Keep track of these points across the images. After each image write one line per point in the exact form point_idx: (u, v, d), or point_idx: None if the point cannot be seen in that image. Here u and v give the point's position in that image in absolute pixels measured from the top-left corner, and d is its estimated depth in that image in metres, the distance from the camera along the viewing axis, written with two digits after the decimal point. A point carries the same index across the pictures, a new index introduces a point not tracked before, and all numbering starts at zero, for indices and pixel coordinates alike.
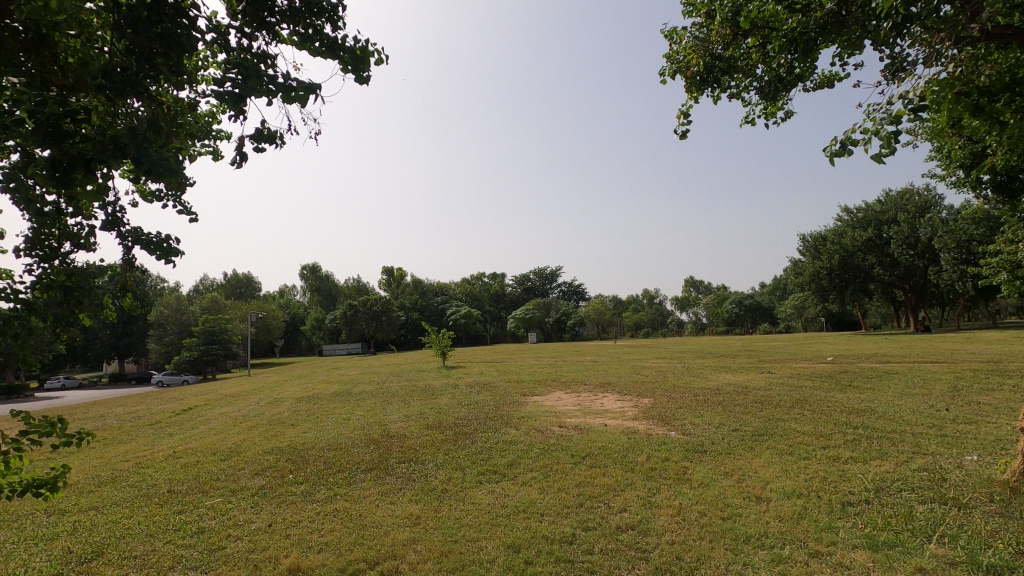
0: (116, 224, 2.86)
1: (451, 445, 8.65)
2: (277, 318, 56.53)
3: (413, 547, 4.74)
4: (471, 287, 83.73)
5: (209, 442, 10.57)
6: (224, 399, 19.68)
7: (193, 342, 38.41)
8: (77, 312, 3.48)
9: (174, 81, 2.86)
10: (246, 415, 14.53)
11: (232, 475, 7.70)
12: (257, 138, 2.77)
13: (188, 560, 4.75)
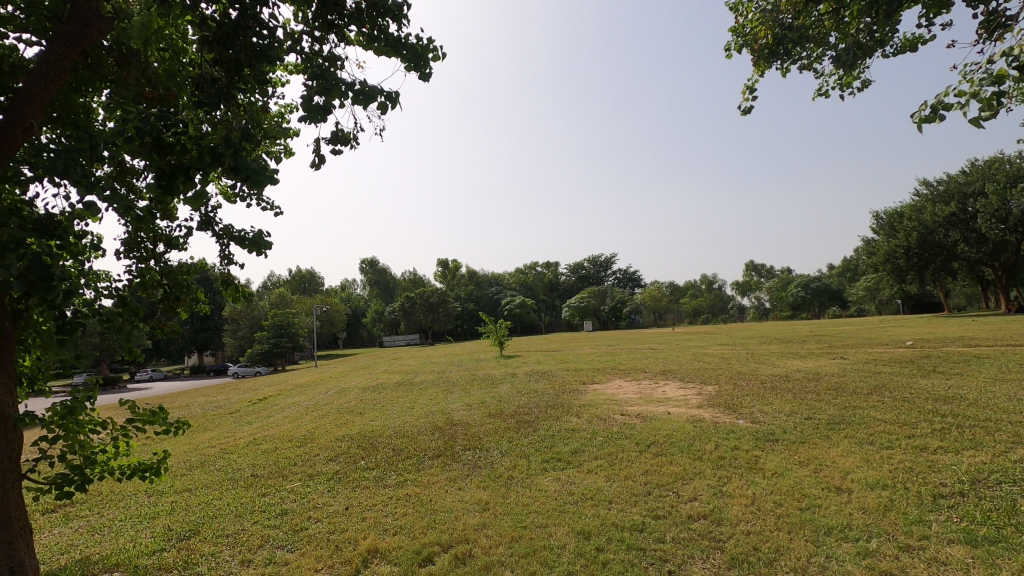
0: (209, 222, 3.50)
1: (514, 433, 8.74)
2: (339, 311, 58.72)
3: (484, 531, 4.85)
4: (525, 277, 83.91)
5: (284, 430, 11.16)
6: (296, 389, 20.72)
7: (264, 335, 40.53)
8: (170, 306, 3.91)
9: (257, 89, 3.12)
10: (316, 404, 15.24)
11: (308, 461, 8.11)
12: (333, 140, 3.03)
13: (274, 540, 5.06)
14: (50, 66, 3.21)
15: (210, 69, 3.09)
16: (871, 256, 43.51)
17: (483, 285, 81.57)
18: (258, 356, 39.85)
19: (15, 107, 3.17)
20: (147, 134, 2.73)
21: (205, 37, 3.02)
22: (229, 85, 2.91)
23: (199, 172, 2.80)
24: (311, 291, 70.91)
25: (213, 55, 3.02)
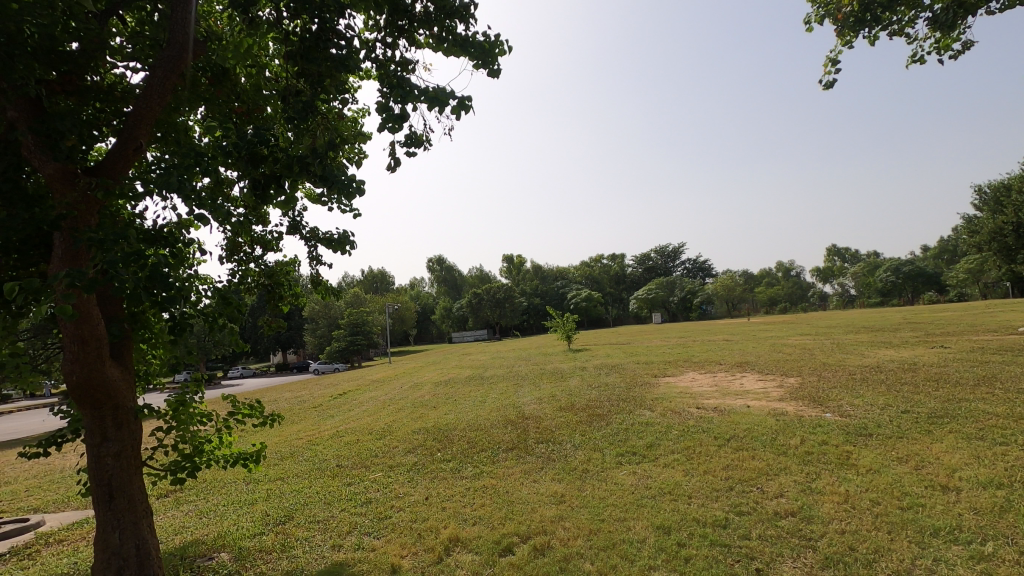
0: (305, 227, 4.54)
1: (586, 427, 8.70)
2: (410, 308, 60.57)
3: (561, 523, 4.86)
4: (590, 270, 83.00)
5: (364, 423, 11.68)
6: (373, 384, 21.62)
7: (341, 333, 42.50)
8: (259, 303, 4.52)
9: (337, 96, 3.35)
10: (392, 398, 15.84)
11: (388, 452, 8.45)
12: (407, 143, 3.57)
13: (361, 527, 5.31)
14: (153, 88, 3.51)
15: (294, 81, 3.34)
16: (973, 235, 39.69)
17: (548, 279, 81.49)
18: (336, 352, 41.90)
19: (126, 129, 3.52)
20: (244, 148, 3.02)
21: (288, 51, 3.27)
22: (313, 96, 3.15)
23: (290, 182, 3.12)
24: (383, 290, 73.65)
25: (297, 68, 3.26)
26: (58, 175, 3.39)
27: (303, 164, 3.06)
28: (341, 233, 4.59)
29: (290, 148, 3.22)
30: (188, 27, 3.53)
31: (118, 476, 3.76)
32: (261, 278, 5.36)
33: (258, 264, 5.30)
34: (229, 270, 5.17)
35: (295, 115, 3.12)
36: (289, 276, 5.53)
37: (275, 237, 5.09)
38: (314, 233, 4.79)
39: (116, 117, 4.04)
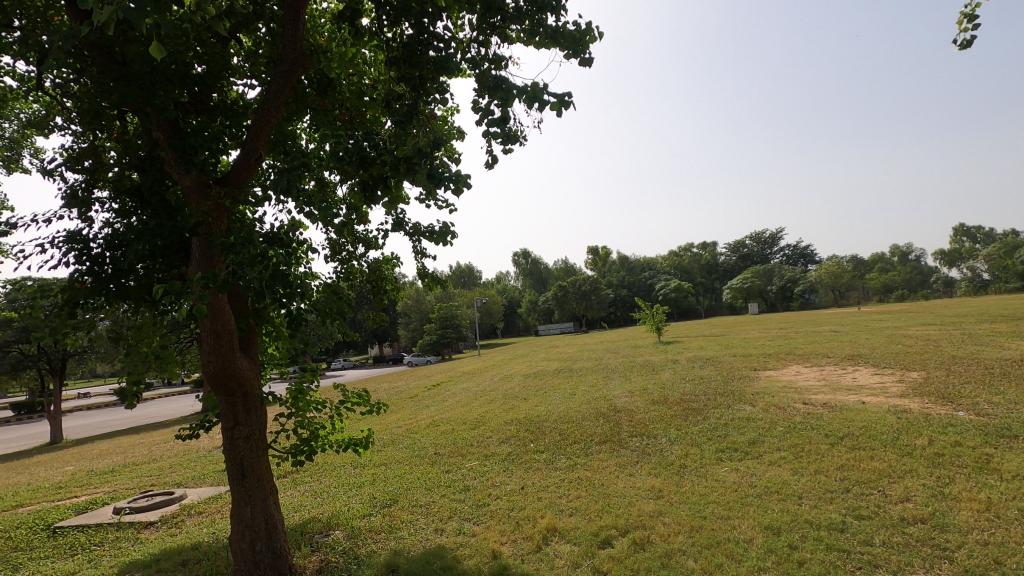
0: (403, 224, 4.83)
1: (682, 421, 8.42)
2: (497, 302, 61.61)
3: (661, 519, 4.76)
4: (679, 259, 79.99)
5: (458, 413, 12.07)
6: (464, 376, 22.27)
7: (432, 327, 44.09)
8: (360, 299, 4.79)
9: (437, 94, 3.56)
10: (483, 390, 16.25)
11: (482, 442, 8.68)
12: (505, 139, 3.91)
13: (461, 512, 5.51)
14: (270, 102, 3.83)
15: (397, 85, 3.67)
16: None
17: (634, 270, 79.60)
18: (427, 345, 43.56)
19: (248, 141, 3.85)
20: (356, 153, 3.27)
21: (389, 57, 3.61)
22: (416, 97, 3.42)
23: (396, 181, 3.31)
24: (470, 285, 75.47)
25: (396, 73, 3.62)
26: (194, 186, 3.79)
27: (408, 165, 3.23)
28: (443, 226, 4.76)
29: (395, 150, 3.42)
30: (297, 42, 3.81)
31: (248, 457, 4.16)
32: (365, 274, 5.70)
33: (361, 261, 5.63)
34: (337, 268, 5.55)
35: (401, 118, 3.36)
36: (391, 271, 5.83)
37: (377, 235, 5.38)
38: (416, 229, 5.02)
39: (238, 131, 4.46)
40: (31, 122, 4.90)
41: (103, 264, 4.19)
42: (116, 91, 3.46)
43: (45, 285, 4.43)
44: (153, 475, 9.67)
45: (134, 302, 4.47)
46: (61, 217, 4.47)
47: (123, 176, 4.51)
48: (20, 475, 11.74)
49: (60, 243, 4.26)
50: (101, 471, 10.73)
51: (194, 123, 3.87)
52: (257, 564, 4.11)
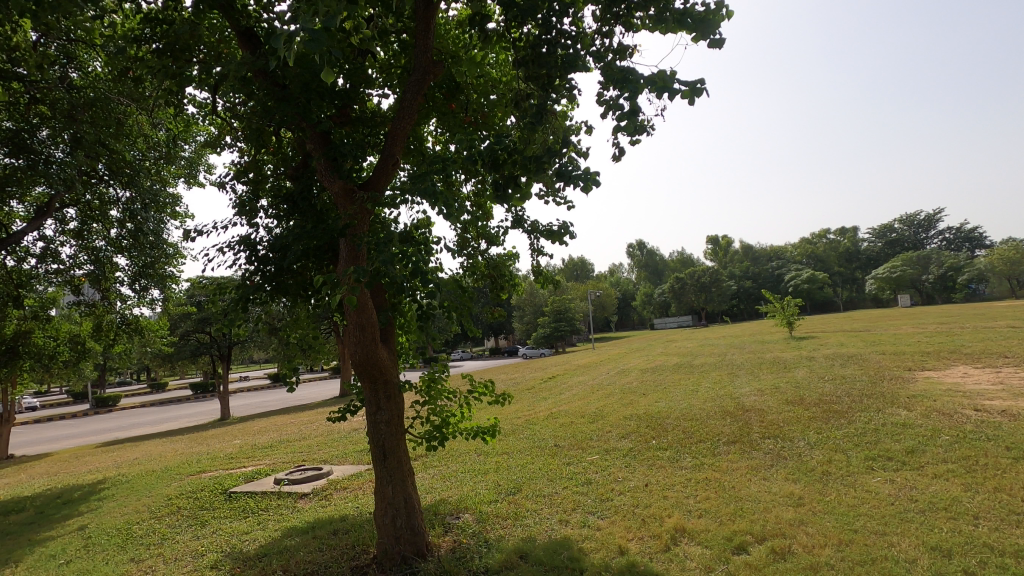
0: (522, 222, 4.98)
1: (823, 423, 7.73)
2: (611, 295, 60.70)
3: (803, 528, 4.42)
4: (812, 247, 73.02)
5: (576, 406, 12.10)
6: (580, 369, 22.26)
7: (546, 320, 44.48)
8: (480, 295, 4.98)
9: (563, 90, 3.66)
10: (600, 383, 16.13)
11: (602, 436, 8.64)
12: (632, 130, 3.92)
13: (584, 505, 5.52)
14: (405, 110, 4.11)
15: (524, 84, 3.79)
16: None
17: (760, 260, 74.18)
18: (542, 338, 44.10)
19: (386, 148, 4.16)
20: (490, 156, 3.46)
21: (516, 57, 3.78)
22: (544, 97, 3.56)
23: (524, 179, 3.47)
24: (583, 279, 75.01)
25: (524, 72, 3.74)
26: (342, 193, 4.17)
27: (538, 163, 3.40)
28: (560, 225, 4.81)
29: (525, 149, 3.57)
30: (429, 51, 4.02)
31: (389, 440, 4.50)
32: (487, 270, 5.89)
33: (484, 257, 5.85)
34: (462, 262, 5.78)
35: (531, 118, 3.54)
36: (512, 267, 5.97)
37: (499, 231, 5.54)
38: (534, 227, 5.12)
39: (376, 139, 4.83)
40: (208, 142, 5.66)
41: (269, 264, 4.78)
42: (280, 111, 3.92)
43: (223, 283, 5.14)
44: (304, 451, 10.83)
45: (293, 297, 5.05)
46: (234, 224, 5.15)
47: (280, 185, 5.09)
48: (202, 445, 13.76)
49: (235, 246, 4.91)
50: (263, 445, 12.22)
51: (342, 135, 4.29)
52: (398, 539, 4.45)
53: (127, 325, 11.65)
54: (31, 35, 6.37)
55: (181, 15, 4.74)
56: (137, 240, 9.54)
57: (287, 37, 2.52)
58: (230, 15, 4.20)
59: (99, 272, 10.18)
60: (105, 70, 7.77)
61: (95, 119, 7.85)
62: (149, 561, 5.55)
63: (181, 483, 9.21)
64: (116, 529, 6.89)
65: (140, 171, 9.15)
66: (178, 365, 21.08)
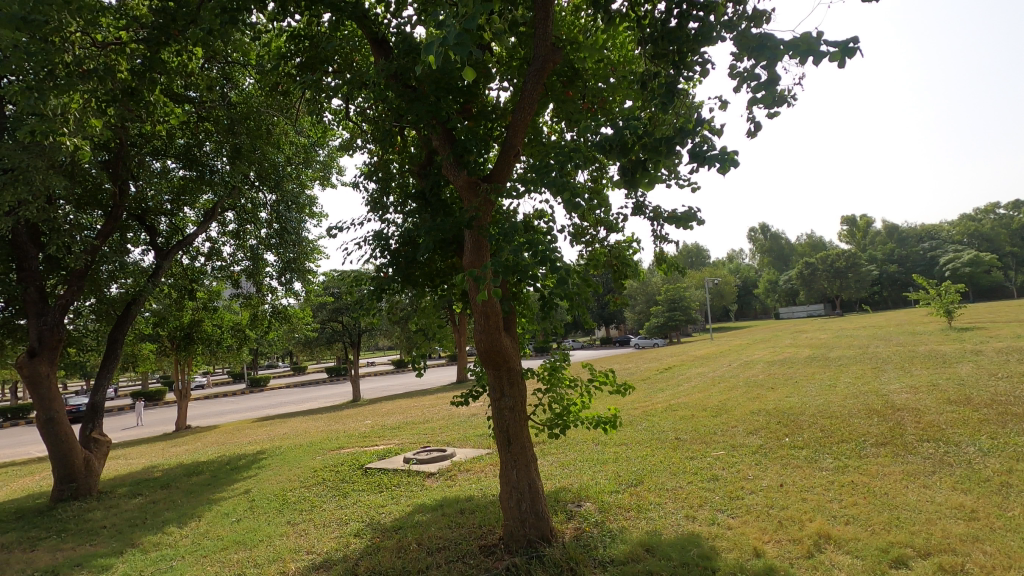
0: (642, 207, 4.85)
1: (998, 428, 6.67)
2: (730, 282, 57.25)
3: (978, 546, 3.86)
4: (977, 224, 63.12)
5: (696, 399, 11.58)
6: (699, 360, 21.24)
7: (660, 309, 42.92)
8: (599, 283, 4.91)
9: (693, 65, 3.65)
10: (721, 375, 15.30)
11: (727, 431, 8.19)
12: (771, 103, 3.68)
13: (712, 502, 5.28)
14: (525, 101, 4.14)
15: (653, 63, 3.77)
16: None
17: (909, 241, 65.63)
18: (655, 328, 42.72)
19: (508, 140, 4.23)
20: (618, 142, 3.49)
21: (646, 36, 3.80)
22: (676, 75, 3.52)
23: (654, 163, 3.48)
24: (699, 266, 71.49)
25: (654, 52, 3.75)
26: (466, 186, 4.32)
27: (670, 145, 3.37)
28: (686, 209, 4.59)
29: (655, 132, 3.52)
30: (548, 39, 4.01)
31: (513, 426, 4.60)
32: (606, 258, 5.78)
33: (603, 245, 5.75)
34: (580, 251, 5.74)
35: (663, 99, 3.54)
36: (631, 255, 5.81)
37: (618, 218, 5.42)
38: (656, 214, 4.94)
39: (496, 131, 4.94)
40: (342, 146, 6.13)
41: (400, 257, 5.09)
42: (413, 112, 4.14)
43: (358, 276, 5.56)
44: (428, 433, 11.48)
45: (420, 288, 5.32)
46: (367, 220, 5.54)
47: (406, 182, 5.38)
48: (339, 424, 15.11)
49: (370, 242, 5.28)
50: (391, 426, 13.14)
51: (467, 129, 4.43)
52: (523, 522, 4.55)
53: (276, 314, 13.09)
54: (200, 62, 7.31)
55: (320, 29, 5.15)
56: (284, 238, 10.66)
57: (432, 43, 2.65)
58: (363, 24, 4.48)
59: (253, 268, 11.50)
60: (255, 86, 8.68)
61: (249, 132, 8.85)
62: (303, 525, 6.21)
63: (324, 457, 10.19)
64: (275, 495, 7.81)
65: (285, 176, 10.16)
66: (317, 351, 23.28)
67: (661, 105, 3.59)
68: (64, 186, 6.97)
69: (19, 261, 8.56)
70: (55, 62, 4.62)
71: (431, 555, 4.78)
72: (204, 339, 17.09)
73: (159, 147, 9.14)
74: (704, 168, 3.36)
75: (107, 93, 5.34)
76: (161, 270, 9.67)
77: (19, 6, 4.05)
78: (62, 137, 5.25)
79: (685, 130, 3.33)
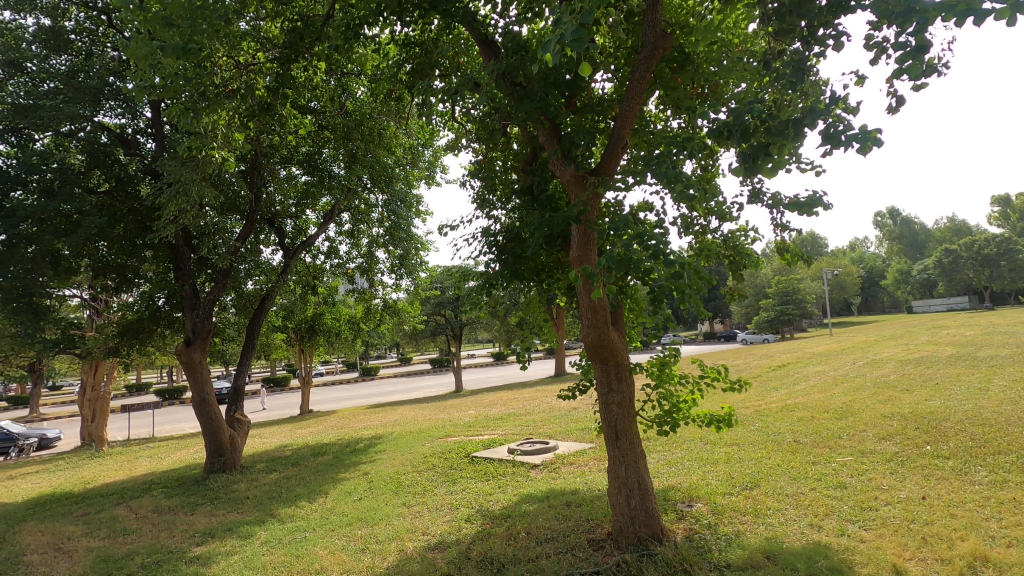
0: (758, 194, 4.58)
1: None
2: (852, 273, 52.24)
3: None
4: None
5: (816, 400, 10.73)
6: (817, 357, 19.64)
7: (770, 303, 40.16)
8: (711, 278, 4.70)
9: (823, 38, 3.41)
10: (845, 375, 14.04)
11: (855, 435, 7.52)
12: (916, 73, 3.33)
13: (840, 512, 4.88)
14: (633, 90, 4.05)
15: (779, 40, 3.58)
16: None
17: None
18: (765, 322, 40.09)
19: (615, 132, 4.17)
20: (739, 126, 3.37)
21: (769, 11, 3.60)
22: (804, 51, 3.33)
23: (777, 146, 3.31)
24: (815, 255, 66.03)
25: (777, 27, 3.54)
26: (573, 180, 4.32)
27: (796, 127, 3.20)
28: (810, 194, 4.25)
29: (780, 114, 3.34)
30: (658, 25, 3.89)
31: (621, 421, 4.55)
32: (718, 250, 5.52)
33: (714, 235, 5.49)
34: (690, 242, 5.54)
35: (789, 80, 3.35)
36: (745, 245, 5.50)
37: (731, 207, 5.16)
38: (776, 200, 4.63)
39: (602, 123, 4.87)
40: (449, 146, 6.37)
41: (507, 252, 5.19)
42: (521, 110, 4.21)
43: (466, 272, 5.75)
44: (530, 425, 11.65)
45: (527, 282, 5.41)
46: (474, 217, 5.71)
47: (512, 179, 5.49)
48: (444, 413, 15.77)
49: (479, 238, 5.45)
50: (494, 417, 13.48)
51: (573, 123, 4.43)
52: (633, 520, 4.49)
53: (388, 308, 13.93)
54: (322, 76, 7.94)
55: (430, 35, 5.39)
56: (394, 236, 11.30)
57: (548, 42, 2.68)
58: (471, 27, 4.60)
59: (367, 265, 12.30)
60: (368, 94, 9.26)
61: (363, 137, 9.45)
62: (418, 507, 6.59)
63: (432, 444, 10.70)
64: (390, 478, 8.34)
65: (394, 177, 10.75)
66: (422, 343, 24.44)
67: (788, 86, 3.40)
68: (212, 195, 7.89)
69: (177, 262, 9.81)
70: (207, 86, 5.25)
71: (540, 545, 4.86)
72: (324, 330, 18.57)
73: (286, 155, 10.05)
74: (838, 149, 3.14)
75: (247, 110, 5.97)
76: (289, 269, 10.63)
77: (179, 39, 4.64)
78: (212, 151, 5.95)
79: (815, 108, 3.14)
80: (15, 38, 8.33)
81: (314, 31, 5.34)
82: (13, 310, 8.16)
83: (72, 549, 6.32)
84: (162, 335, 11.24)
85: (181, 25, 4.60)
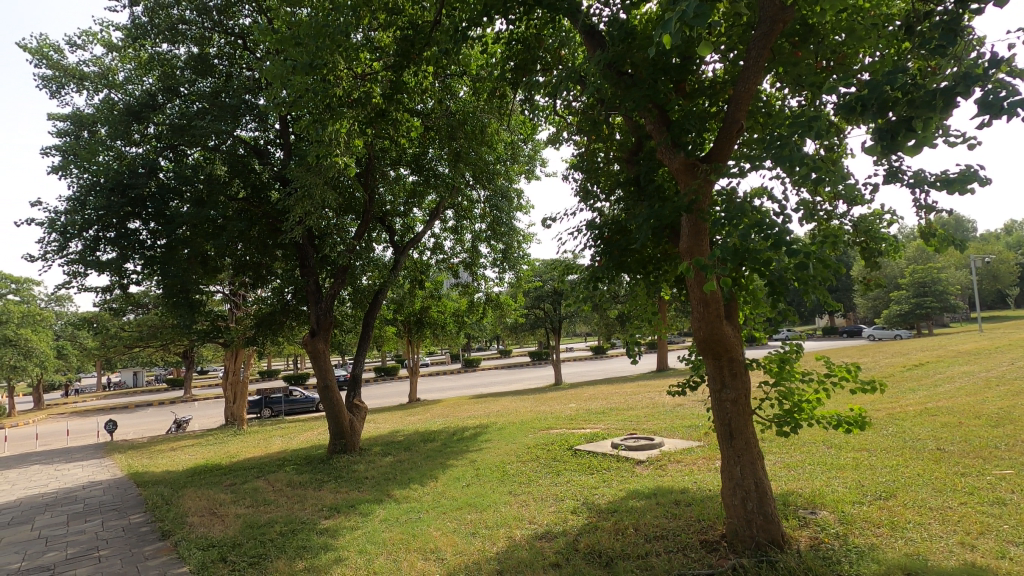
0: (897, 173, 4.13)
1: None
2: (1008, 261, 45.49)
3: None
4: None
5: (964, 404, 9.50)
6: (962, 356, 17.36)
7: (904, 295, 36.06)
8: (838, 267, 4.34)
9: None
10: (1000, 376, 12.27)
11: (1016, 445, 6.57)
12: None
13: (999, 532, 4.30)
14: (749, 70, 3.83)
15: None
16: None
17: None
18: (897, 317, 36.10)
19: (729, 115, 3.96)
20: (876, 98, 3.05)
21: None
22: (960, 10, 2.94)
23: (922, 119, 2.97)
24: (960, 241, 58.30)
25: None
26: (683, 168, 4.17)
27: (947, 97, 2.85)
28: (963, 169, 3.75)
29: (926, 84, 2.99)
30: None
31: (736, 420, 4.33)
32: (847, 236, 5.05)
33: (842, 221, 5.04)
34: (814, 229, 5.12)
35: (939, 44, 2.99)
36: (881, 230, 4.98)
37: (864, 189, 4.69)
38: (919, 179, 4.14)
39: (714, 107, 4.65)
40: (552, 140, 6.39)
41: (613, 244, 5.12)
42: (628, 99, 4.14)
43: (571, 264, 5.75)
44: (633, 421, 11.43)
45: (633, 274, 5.30)
46: (579, 210, 5.68)
47: (617, 171, 5.41)
48: (545, 405, 15.91)
49: (584, 230, 5.42)
50: (596, 411, 13.39)
51: (683, 109, 4.27)
52: (750, 523, 4.27)
53: (491, 301, 14.31)
54: (428, 80, 8.29)
55: (533, 31, 5.44)
56: (497, 231, 11.56)
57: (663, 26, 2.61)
58: (576, 19, 4.58)
59: (471, 259, 12.69)
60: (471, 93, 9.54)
61: (467, 136, 9.76)
62: (523, 496, 6.74)
63: (534, 436, 10.86)
64: (495, 466, 8.59)
65: (496, 173, 10.98)
66: (523, 336, 24.78)
67: (935, 52, 3.04)
68: (333, 198, 8.56)
69: (302, 260, 10.75)
70: (330, 96, 5.70)
71: (649, 542, 4.78)
72: (430, 323, 19.45)
73: (396, 157, 10.63)
74: (999, 119, 2.75)
75: (363, 117, 6.40)
76: (400, 265, 11.24)
77: (305, 56, 5.09)
78: (334, 157, 6.45)
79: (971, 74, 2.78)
80: (173, 67, 9.56)
81: (424, 37, 5.59)
82: (173, 302, 9.61)
83: (224, 514, 7.21)
84: (292, 327, 12.38)
85: (308, 43, 5.03)
